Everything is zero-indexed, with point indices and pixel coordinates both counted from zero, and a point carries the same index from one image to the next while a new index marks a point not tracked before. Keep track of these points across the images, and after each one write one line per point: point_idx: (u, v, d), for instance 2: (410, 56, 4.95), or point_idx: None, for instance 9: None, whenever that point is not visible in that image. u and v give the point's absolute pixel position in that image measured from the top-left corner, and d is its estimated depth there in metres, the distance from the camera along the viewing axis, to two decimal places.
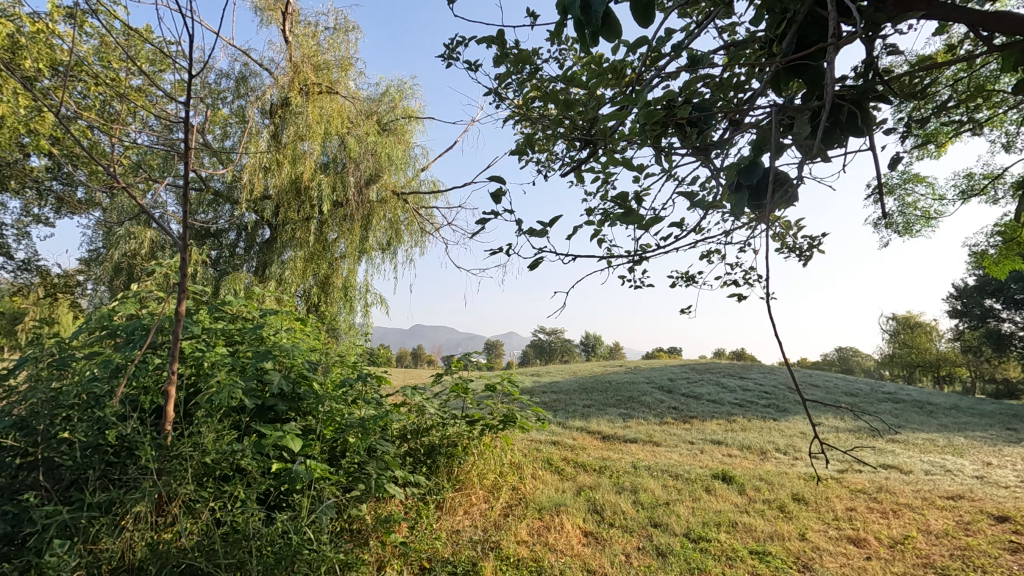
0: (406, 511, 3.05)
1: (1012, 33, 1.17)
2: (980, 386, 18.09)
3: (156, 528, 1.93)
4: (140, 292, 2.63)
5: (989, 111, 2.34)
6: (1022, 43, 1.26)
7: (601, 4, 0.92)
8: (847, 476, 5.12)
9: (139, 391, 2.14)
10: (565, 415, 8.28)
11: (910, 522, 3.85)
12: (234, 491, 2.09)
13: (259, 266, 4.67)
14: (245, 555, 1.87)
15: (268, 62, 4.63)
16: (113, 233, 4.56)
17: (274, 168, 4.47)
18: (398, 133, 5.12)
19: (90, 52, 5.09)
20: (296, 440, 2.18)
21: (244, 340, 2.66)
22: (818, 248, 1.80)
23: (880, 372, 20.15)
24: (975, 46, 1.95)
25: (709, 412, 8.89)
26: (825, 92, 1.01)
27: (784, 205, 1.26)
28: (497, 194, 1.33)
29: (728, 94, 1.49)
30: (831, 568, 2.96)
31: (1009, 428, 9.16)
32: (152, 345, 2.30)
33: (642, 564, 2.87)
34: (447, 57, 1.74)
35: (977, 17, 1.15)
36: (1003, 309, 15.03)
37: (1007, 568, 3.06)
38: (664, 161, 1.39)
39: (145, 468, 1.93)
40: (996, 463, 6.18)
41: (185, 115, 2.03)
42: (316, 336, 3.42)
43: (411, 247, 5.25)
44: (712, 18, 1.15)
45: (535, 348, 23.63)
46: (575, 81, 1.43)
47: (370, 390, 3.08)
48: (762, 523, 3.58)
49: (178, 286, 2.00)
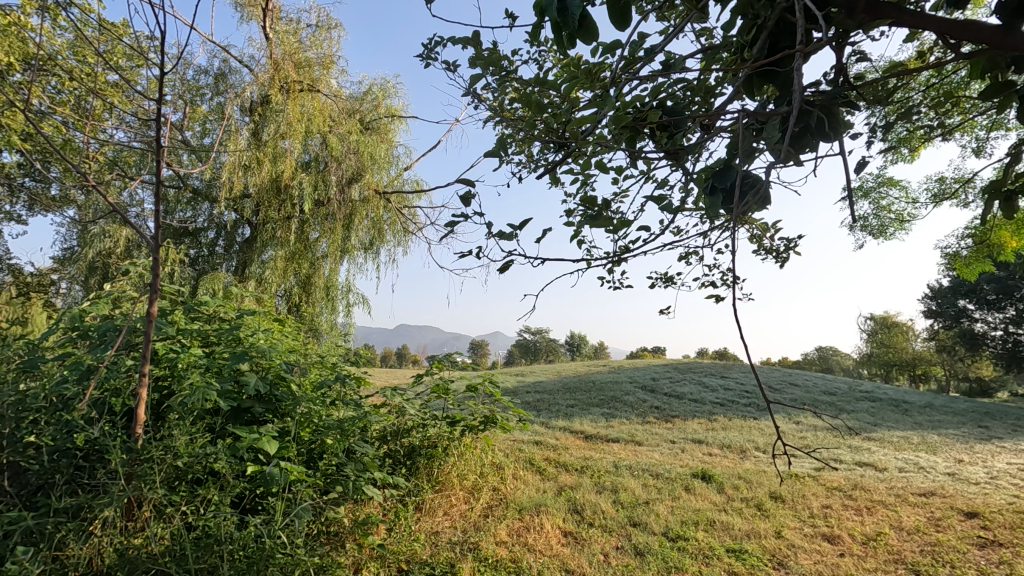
0: (385, 513, 3.03)
1: (983, 42, 1.16)
2: (954, 385, 18.48)
3: (126, 533, 1.89)
4: (114, 292, 2.57)
5: (960, 117, 2.38)
6: (990, 51, 1.26)
7: (577, 7, 0.92)
8: (824, 473, 5.19)
9: (110, 394, 2.09)
10: (548, 416, 8.24)
11: (883, 518, 3.92)
12: (207, 495, 2.05)
13: (239, 265, 4.61)
14: (217, 560, 1.85)
15: (248, 59, 4.56)
16: (87, 231, 4.48)
17: (254, 166, 4.43)
18: (381, 132, 5.08)
19: (64, 46, 4.95)
20: (271, 442, 2.14)
21: (221, 341, 2.62)
22: (794, 250, 1.83)
23: (858, 372, 20.50)
24: (946, 52, 1.98)
25: (691, 411, 8.98)
26: (793, 97, 1.02)
27: (757, 208, 1.28)
28: (466, 197, 1.33)
29: (701, 98, 1.49)
30: (805, 566, 3.01)
31: (981, 425, 9.39)
32: (124, 347, 2.25)
33: (621, 563, 2.89)
34: (424, 58, 1.72)
35: (946, 25, 1.14)
36: (975, 309, 15.38)
37: (975, 563, 3.15)
38: (634, 164, 1.41)
39: (114, 472, 1.89)
40: (967, 460, 6.33)
41: (158, 117, 1.92)
42: (295, 337, 3.38)
43: (394, 246, 5.22)
44: (684, 23, 1.15)
45: (519, 348, 23.58)
46: (552, 84, 1.42)
47: (350, 391, 3.06)
48: (739, 521, 3.62)
49: (149, 286, 1.94)
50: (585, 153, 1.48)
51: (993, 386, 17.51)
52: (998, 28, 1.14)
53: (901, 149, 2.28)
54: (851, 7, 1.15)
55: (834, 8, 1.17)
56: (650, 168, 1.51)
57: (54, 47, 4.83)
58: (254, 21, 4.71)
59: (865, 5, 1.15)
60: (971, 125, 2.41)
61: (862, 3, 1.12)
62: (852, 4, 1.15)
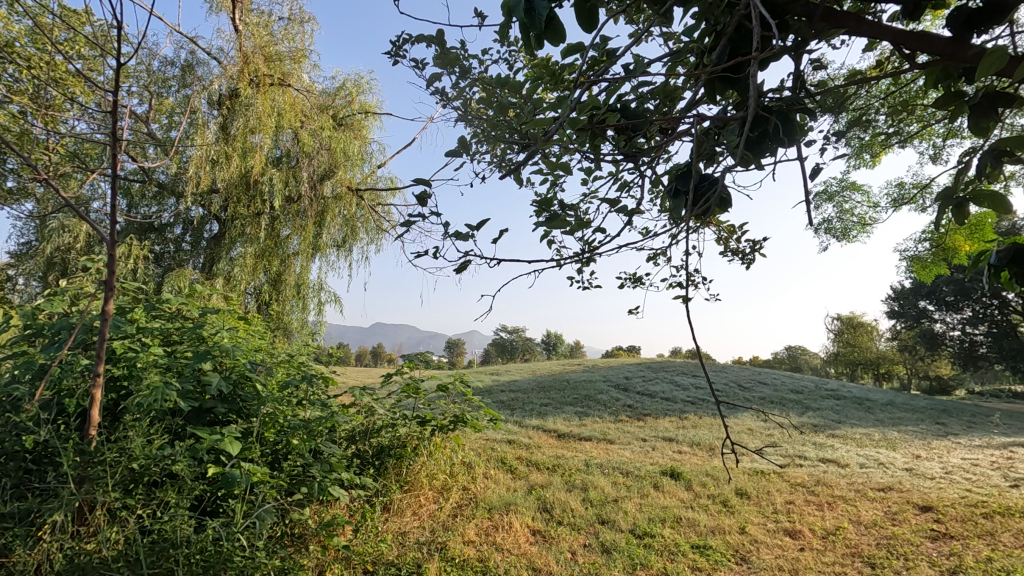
0: (352, 514, 2.98)
1: (935, 54, 1.20)
2: (915, 383, 19.13)
3: (77, 538, 1.83)
4: (70, 289, 2.46)
5: (919, 124, 2.42)
6: (943, 61, 1.28)
7: (545, 8, 0.91)
8: (789, 470, 5.32)
9: (63, 395, 2.02)
10: (520, 415, 8.17)
11: (843, 513, 4.03)
12: (164, 497, 1.99)
13: (207, 262, 4.50)
14: (173, 564, 1.80)
15: (216, 51, 4.40)
16: (45, 226, 4.32)
17: (222, 161, 4.30)
18: (355, 129, 4.99)
19: (22, 31, 4.72)
20: (234, 443, 2.08)
21: (183, 340, 2.55)
22: (760, 252, 1.78)
23: (826, 370, 21.01)
24: (903, 62, 2.02)
25: (663, 409, 9.10)
26: (749, 100, 1.02)
27: (717, 210, 1.29)
28: (423, 195, 1.29)
29: (664, 101, 1.49)
30: (766, 560, 3.09)
31: (940, 422, 9.72)
32: (77, 346, 2.17)
33: (588, 561, 2.92)
34: (391, 56, 1.48)
35: (900, 36, 1.16)
36: (935, 310, 15.94)
37: (927, 555, 3.26)
38: (591, 164, 1.41)
39: (65, 475, 1.83)
40: (924, 456, 6.55)
41: (116, 109, 1.75)
42: (262, 335, 3.30)
43: (366, 244, 5.18)
44: (649, 25, 1.13)
45: (495, 347, 23.53)
46: (517, 85, 1.40)
47: (316, 391, 3.01)
48: (705, 518, 3.69)
49: (104, 283, 1.81)
50: (548, 154, 1.45)
51: (951, 384, 18.19)
52: (948, 40, 1.16)
53: (863, 155, 2.33)
54: (810, 14, 1.16)
55: (794, 15, 1.18)
56: (613, 170, 1.50)
57: (11, 34, 4.63)
58: (223, 12, 4.56)
59: (823, 13, 1.16)
60: (929, 134, 2.49)
61: (820, 10, 1.14)
62: (810, 11, 1.16)
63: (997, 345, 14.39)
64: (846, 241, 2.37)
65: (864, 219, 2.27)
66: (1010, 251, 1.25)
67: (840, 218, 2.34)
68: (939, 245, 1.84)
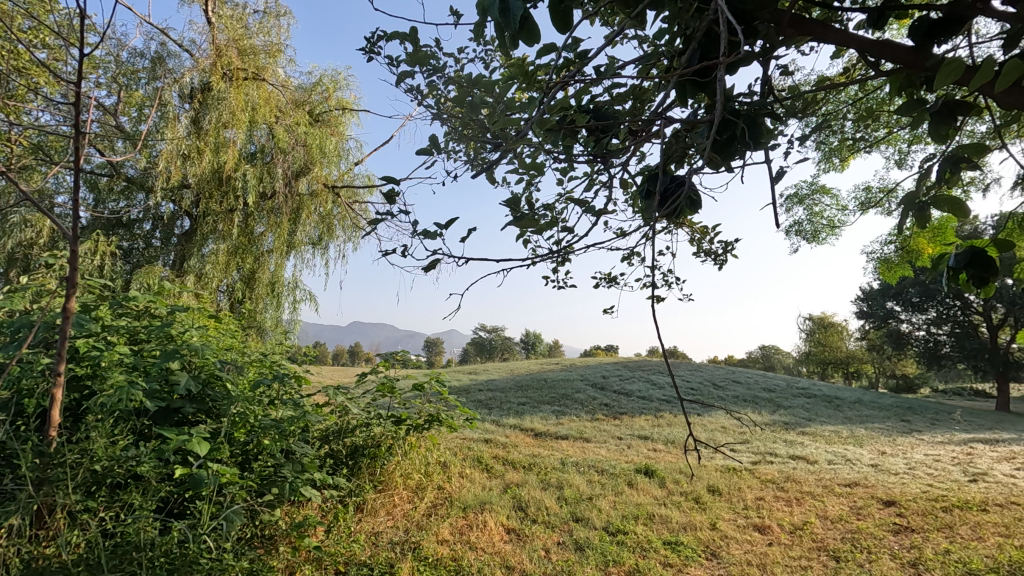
0: (324, 514, 2.95)
1: (898, 62, 1.22)
2: (882, 381, 19.70)
3: (35, 542, 1.77)
4: (32, 286, 2.36)
5: (885, 130, 2.49)
6: (907, 68, 1.31)
7: (518, 8, 0.90)
8: (759, 467, 5.42)
9: (22, 395, 1.95)
10: (498, 415, 8.15)
11: (810, 509, 4.14)
12: (127, 500, 1.94)
13: (178, 259, 4.39)
14: (135, 568, 1.75)
15: (187, 43, 4.30)
16: (6, 220, 4.16)
17: (193, 156, 4.21)
18: (331, 125, 4.93)
19: None
20: (202, 444, 2.03)
21: (151, 338, 2.49)
22: (731, 252, 1.80)
23: (797, 370, 21.49)
24: (870, 70, 2.07)
25: (640, 408, 9.17)
26: (716, 100, 1.02)
27: (687, 211, 1.29)
28: (391, 194, 1.29)
29: (638, 104, 1.50)
30: (736, 556, 3.14)
31: (904, 419, 10.05)
32: (37, 344, 2.11)
33: (561, 559, 2.94)
34: (365, 52, 1.47)
35: (866, 44, 1.19)
36: (902, 311, 16.27)
37: (889, 548, 3.37)
38: (561, 166, 1.41)
39: (22, 477, 1.77)
40: (889, 453, 6.75)
41: (79, 99, 1.64)
42: (234, 334, 3.21)
43: (343, 242, 5.12)
44: (621, 25, 1.13)
45: (473, 346, 23.43)
46: (493, 84, 1.39)
47: (289, 390, 2.96)
48: (678, 514, 3.74)
49: (65, 280, 1.74)
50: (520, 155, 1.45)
51: (916, 383, 18.78)
52: (912, 48, 1.19)
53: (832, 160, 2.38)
54: (777, 20, 1.18)
55: (763, 21, 1.20)
56: (586, 171, 1.51)
57: None
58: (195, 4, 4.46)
59: (791, 20, 1.18)
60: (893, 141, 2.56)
61: (787, 16, 1.16)
62: (778, 18, 1.18)
63: (959, 345, 14.86)
64: (815, 242, 2.42)
65: (833, 222, 2.33)
66: (968, 254, 1.27)
67: (810, 221, 2.38)
68: (903, 247, 1.88)
